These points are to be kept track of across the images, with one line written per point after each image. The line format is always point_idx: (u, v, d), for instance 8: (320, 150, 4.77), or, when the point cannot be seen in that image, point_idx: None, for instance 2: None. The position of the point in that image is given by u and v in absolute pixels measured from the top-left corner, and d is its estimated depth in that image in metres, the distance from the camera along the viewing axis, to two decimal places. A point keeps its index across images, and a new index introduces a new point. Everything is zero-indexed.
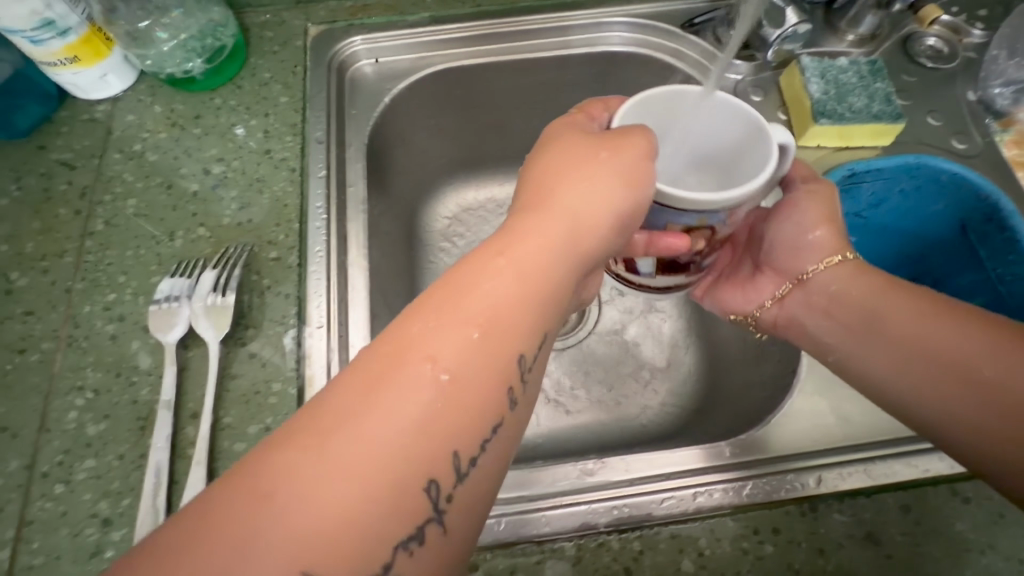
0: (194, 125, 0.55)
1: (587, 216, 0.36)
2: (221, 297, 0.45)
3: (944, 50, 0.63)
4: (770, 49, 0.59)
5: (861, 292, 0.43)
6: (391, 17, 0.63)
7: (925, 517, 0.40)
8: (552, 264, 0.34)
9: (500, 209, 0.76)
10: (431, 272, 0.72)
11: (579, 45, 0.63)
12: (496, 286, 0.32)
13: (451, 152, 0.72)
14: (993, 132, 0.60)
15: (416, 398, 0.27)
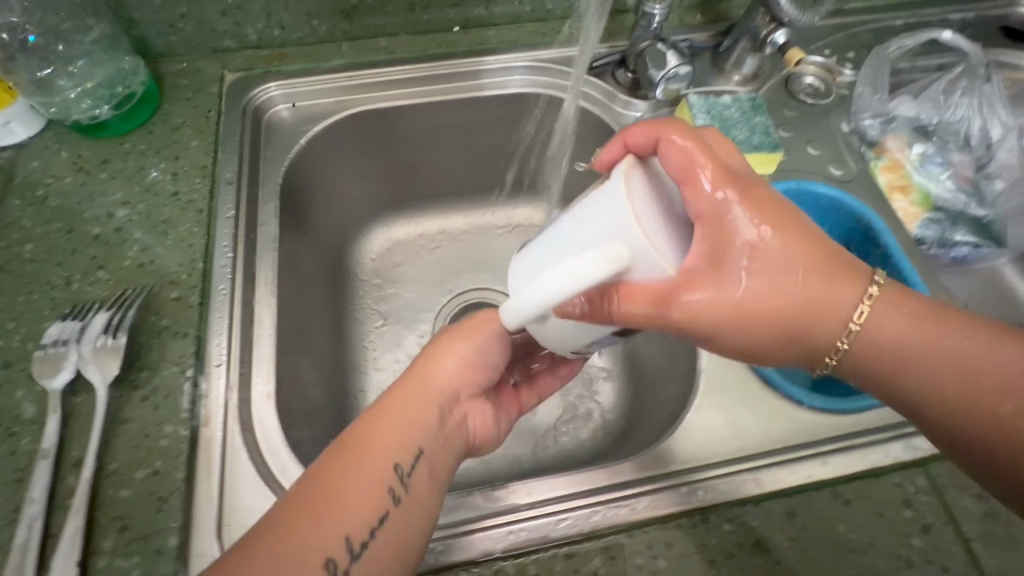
0: (101, 170, 0.56)
1: (448, 387, 0.43)
2: (113, 338, 0.44)
3: (821, 87, 0.70)
4: (658, 87, 0.63)
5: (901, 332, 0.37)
6: (307, 64, 0.65)
7: (810, 521, 0.42)
8: (416, 407, 0.41)
9: (431, 243, 0.78)
10: (358, 308, 0.72)
11: (487, 88, 0.67)
12: (390, 419, 0.40)
13: (376, 190, 0.74)
14: (869, 159, 0.66)
15: (337, 503, 0.35)
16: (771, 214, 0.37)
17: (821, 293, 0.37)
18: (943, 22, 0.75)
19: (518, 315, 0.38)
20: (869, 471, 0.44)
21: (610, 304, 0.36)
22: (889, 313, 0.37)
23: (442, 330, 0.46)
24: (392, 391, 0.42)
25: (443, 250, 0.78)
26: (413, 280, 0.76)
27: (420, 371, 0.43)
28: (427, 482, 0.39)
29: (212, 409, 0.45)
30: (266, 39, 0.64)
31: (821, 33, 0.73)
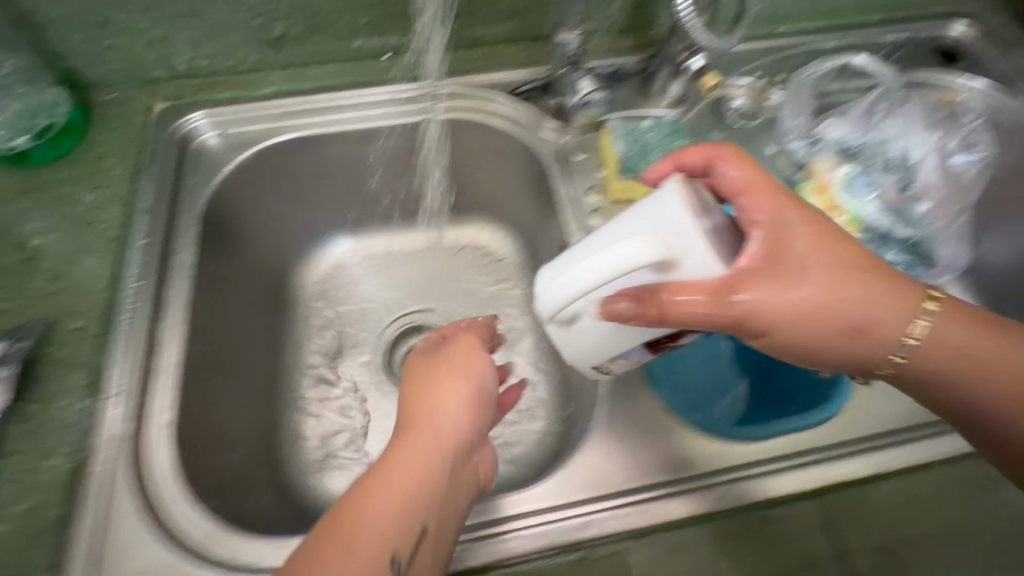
0: (21, 200, 0.57)
1: (452, 437, 0.42)
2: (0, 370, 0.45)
3: (749, 110, 0.71)
4: (575, 112, 0.64)
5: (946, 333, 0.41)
6: (237, 92, 0.66)
7: (676, 553, 0.45)
8: (436, 450, 0.41)
9: (378, 264, 0.78)
10: (292, 332, 0.72)
11: (397, 115, 0.68)
12: (394, 481, 0.39)
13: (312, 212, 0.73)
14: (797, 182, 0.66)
15: None
16: (822, 228, 0.40)
17: (879, 302, 0.40)
18: (876, 44, 0.76)
19: (562, 298, 0.41)
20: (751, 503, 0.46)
21: (668, 296, 0.37)
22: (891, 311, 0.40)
23: (436, 372, 0.46)
24: (396, 446, 0.41)
25: (393, 270, 0.78)
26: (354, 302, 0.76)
27: (424, 416, 0.43)
28: (435, 548, 0.38)
29: (104, 442, 0.45)
30: (195, 69, 0.65)
31: (752, 56, 0.74)
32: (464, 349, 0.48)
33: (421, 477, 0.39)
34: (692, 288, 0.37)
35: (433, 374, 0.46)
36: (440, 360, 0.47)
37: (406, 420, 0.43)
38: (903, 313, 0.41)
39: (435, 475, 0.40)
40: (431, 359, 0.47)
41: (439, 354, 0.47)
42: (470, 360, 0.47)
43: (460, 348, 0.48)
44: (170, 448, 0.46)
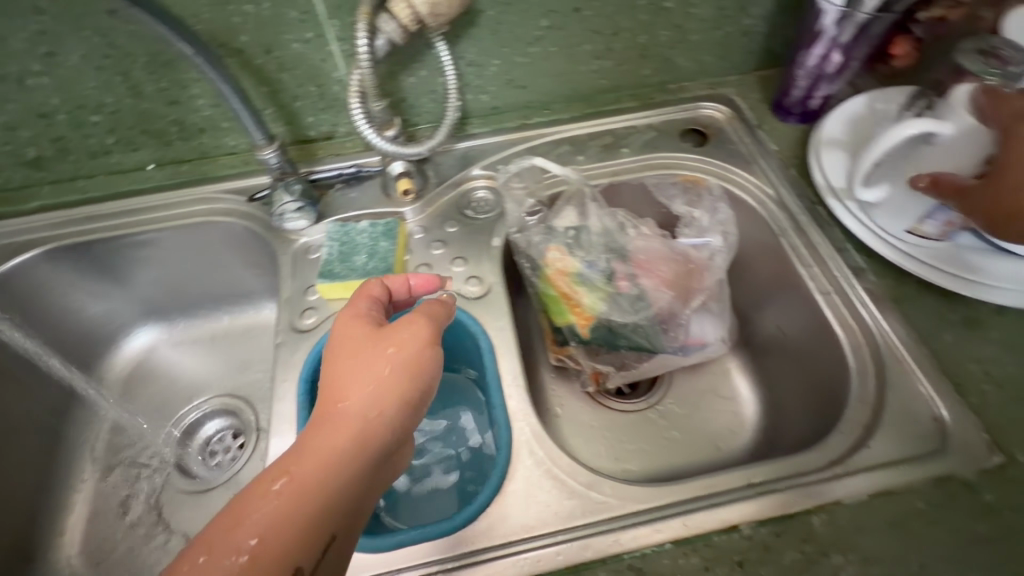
0: None
1: (383, 419, 0.43)
2: None
3: (490, 200, 0.74)
4: (282, 223, 0.69)
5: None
6: (7, 208, 0.73)
7: None
8: (361, 435, 0.42)
9: (184, 339, 0.87)
10: (85, 426, 0.80)
11: (152, 221, 0.74)
12: (317, 459, 0.40)
13: (119, 301, 0.82)
14: (532, 272, 0.70)
15: (228, 557, 0.35)
16: None
17: None
18: (628, 130, 0.79)
19: (864, 168, 0.61)
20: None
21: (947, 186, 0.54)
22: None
23: (373, 354, 0.46)
24: (337, 420, 0.43)
25: (197, 348, 0.86)
26: (158, 380, 0.84)
27: (364, 392, 0.44)
28: (349, 527, 0.40)
29: None
30: None
31: (503, 147, 0.77)
32: (408, 334, 0.48)
33: (346, 459, 0.41)
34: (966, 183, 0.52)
35: (370, 359, 0.46)
36: (379, 343, 0.47)
37: (334, 401, 0.44)
38: None
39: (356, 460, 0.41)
40: (371, 339, 0.47)
41: (380, 334, 0.48)
42: (413, 347, 0.47)
43: (402, 333, 0.48)
44: None
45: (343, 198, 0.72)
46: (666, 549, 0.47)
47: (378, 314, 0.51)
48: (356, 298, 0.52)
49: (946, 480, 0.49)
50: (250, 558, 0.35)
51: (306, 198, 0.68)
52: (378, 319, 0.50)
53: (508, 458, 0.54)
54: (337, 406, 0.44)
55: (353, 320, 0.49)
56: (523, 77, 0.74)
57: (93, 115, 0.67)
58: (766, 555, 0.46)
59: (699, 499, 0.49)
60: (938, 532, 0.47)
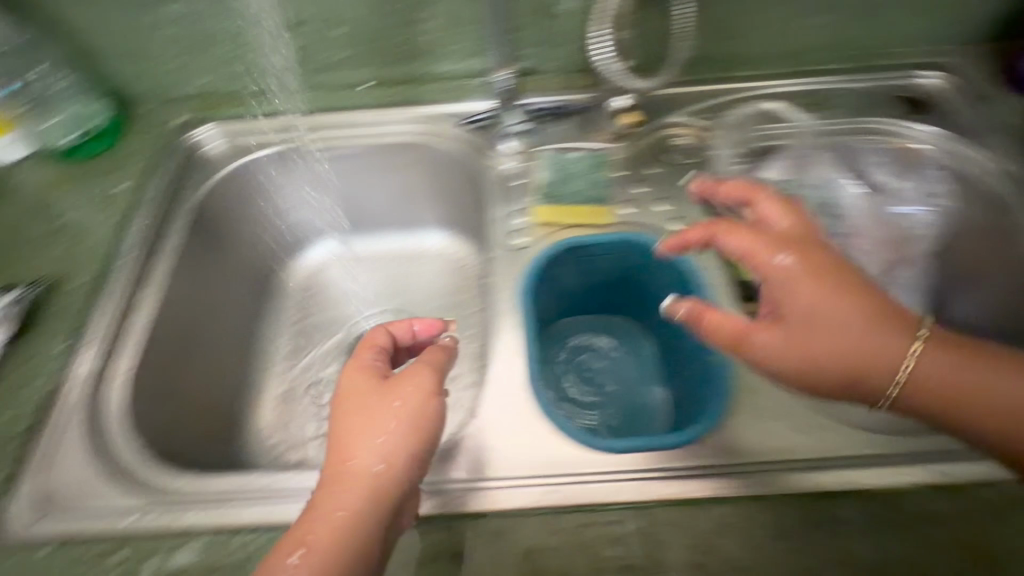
0: (67, 186, 0.73)
1: (389, 478, 0.43)
2: (14, 307, 0.59)
3: (691, 148, 0.73)
4: (505, 143, 0.74)
5: (852, 346, 0.47)
6: (241, 109, 0.79)
7: (522, 540, 0.46)
8: (359, 499, 0.42)
9: (360, 261, 0.90)
10: (272, 322, 0.84)
11: (368, 136, 0.79)
12: (327, 522, 0.41)
13: (310, 216, 0.87)
14: (728, 217, 0.69)
15: None
16: (812, 273, 0.49)
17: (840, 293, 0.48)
18: (838, 91, 0.76)
19: None
20: (576, 507, 0.48)
21: (705, 316, 0.52)
22: (842, 315, 0.47)
23: (380, 411, 0.46)
24: (339, 481, 0.43)
25: (370, 268, 0.90)
26: (334, 291, 0.88)
27: (368, 450, 0.44)
28: None
29: (78, 377, 0.57)
30: (213, 90, 0.79)
31: (705, 96, 0.77)
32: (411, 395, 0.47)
33: (358, 520, 0.41)
34: (726, 319, 0.51)
35: (376, 422, 0.45)
36: (363, 403, 0.47)
37: (347, 464, 0.44)
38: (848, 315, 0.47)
39: (343, 525, 0.41)
40: (371, 397, 0.47)
41: (383, 392, 0.47)
42: (382, 405, 0.46)
43: (398, 390, 0.47)
44: (119, 394, 0.57)
45: (548, 131, 0.74)
46: (920, 491, 0.47)
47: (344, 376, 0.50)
48: (362, 347, 0.52)
49: (902, 495, 0.47)
50: None
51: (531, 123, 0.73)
52: (384, 370, 0.50)
53: (733, 386, 0.54)
54: (336, 463, 0.44)
55: (354, 376, 0.49)
56: (744, 27, 0.73)
57: (340, 25, 0.72)
58: (829, 526, 0.45)
59: (943, 452, 0.49)
60: (951, 539, 0.44)
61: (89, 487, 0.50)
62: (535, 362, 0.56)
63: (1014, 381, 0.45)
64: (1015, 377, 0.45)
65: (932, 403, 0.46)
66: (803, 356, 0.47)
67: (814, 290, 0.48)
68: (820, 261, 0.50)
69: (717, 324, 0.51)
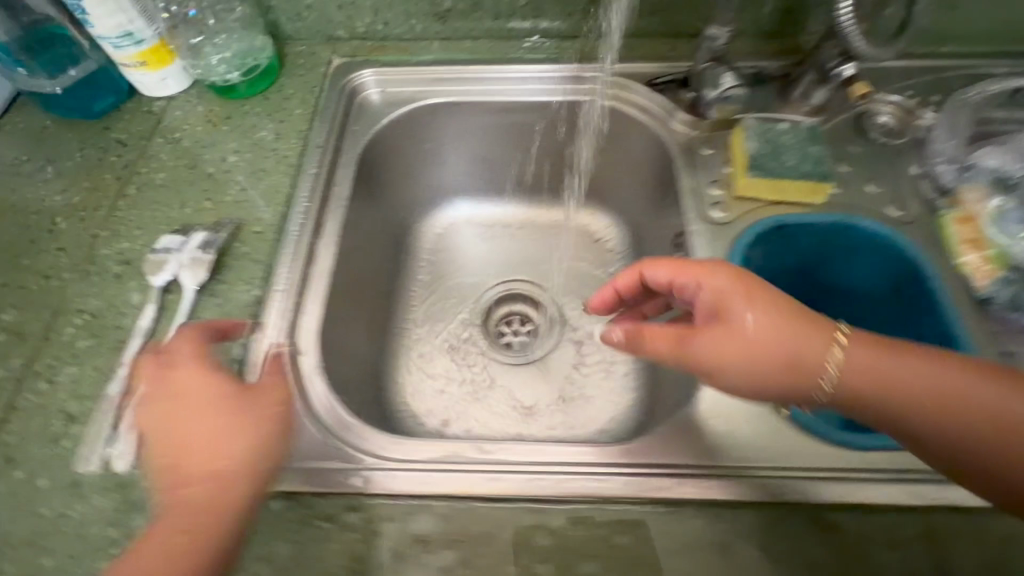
0: (225, 123, 0.68)
1: (263, 487, 0.43)
2: (204, 253, 0.55)
3: (895, 127, 0.68)
4: (711, 108, 0.66)
5: (749, 360, 0.41)
6: (401, 57, 0.75)
7: (786, 537, 0.43)
8: (214, 491, 0.42)
9: (499, 228, 0.85)
10: (412, 285, 0.82)
11: (537, 92, 0.73)
12: (197, 531, 0.40)
13: (450, 176, 0.82)
14: (938, 209, 0.61)
15: None
16: (753, 287, 0.42)
17: (755, 314, 0.41)
18: None
19: None
20: (840, 505, 0.44)
21: (642, 336, 0.46)
22: (722, 332, 0.42)
23: (225, 415, 0.45)
24: (192, 484, 0.42)
25: (509, 236, 0.85)
26: (470, 257, 0.85)
27: (199, 450, 0.44)
28: None
29: (273, 326, 0.54)
30: (371, 33, 0.74)
31: (909, 72, 0.70)
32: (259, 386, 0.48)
33: (196, 526, 0.40)
34: (660, 336, 0.45)
35: (213, 421, 0.44)
36: (160, 392, 0.45)
37: (187, 458, 0.43)
38: (748, 331, 0.41)
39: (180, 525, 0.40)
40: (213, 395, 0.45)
41: (205, 393, 0.45)
42: (223, 400, 0.45)
43: (250, 397, 0.46)
44: (314, 347, 0.54)
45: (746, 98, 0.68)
46: None
47: (141, 369, 0.48)
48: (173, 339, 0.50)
49: (1000, 515, 0.43)
50: None
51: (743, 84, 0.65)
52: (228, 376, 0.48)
53: None
54: (190, 468, 0.43)
55: (189, 373, 0.45)
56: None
57: None
58: None
59: None
60: (984, 558, 0.42)
61: (307, 437, 0.49)
62: None
63: (947, 374, 0.39)
64: (940, 368, 0.39)
65: (975, 438, 0.38)
66: (735, 366, 0.41)
67: (747, 302, 0.42)
68: (755, 284, 0.42)
69: (657, 340, 0.45)
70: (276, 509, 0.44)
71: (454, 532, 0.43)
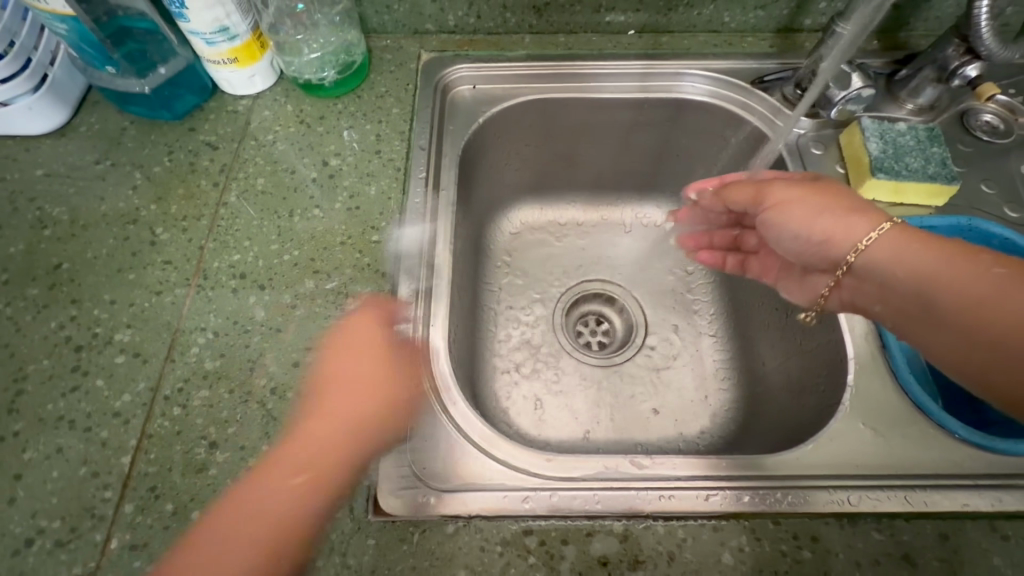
0: (319, 124, 0.64)
1: (380, 407, 0.48)
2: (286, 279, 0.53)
3: (1000, 126, 0.67)
4: (834, 108, 0.64)
5: (806, 215, 0.47)
6: (493, 52, 0.72)
7: (964, 547, 0.42)
8: (347, 451, 0.45)
9: (581, 229, 0.83)
10: (494, 288, 0.77)
11: (635, 90, 0.71)
12: (322, 423, 0.46)
13: (530, 173, 0.79)
14: None
15: (252, 507, 0.42)
16: (836, 190, 0.47)
17: (825, 196, 0.46)
18: None
19: None
20: (1007, 514, 0.44)
21: (725, 191, 0.55)
22: (791, 188, 0.48)
23: (372, 353, 0.50)
24: (337, 391, 0.48)
25: (593, 236, 0.82)
26: (554, 258, 0.81)
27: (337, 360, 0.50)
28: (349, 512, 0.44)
29: (406, 337, 0.52)
30: (462, 26, 0.71)
31: (1010, 70, 0.70)
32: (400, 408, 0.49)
33: (337, 422, 0.46)
34: (740, 191, 0.53)
35: (365, 360, 0.50)
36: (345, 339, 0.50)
37: (344, 380, 0.49)
38: (826, 217, 0.45)
39: (310, 429, 0.46)
40: (377, 385, 0.49)
41: (376, 343, 0.50)
42: (374, 348, 0.50)
43: (403, 352, 0.52)
44: (448, 362, 0.52)
45: None
46: None
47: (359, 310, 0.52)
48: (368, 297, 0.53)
49: None
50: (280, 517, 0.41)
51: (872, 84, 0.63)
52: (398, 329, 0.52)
53: None
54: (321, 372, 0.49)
55: (369, 323, 0.51)
56: None
57: None
58: None
59: None
60: None
61: (459, 452, 0.48)
62: (900, 352, 0.52)
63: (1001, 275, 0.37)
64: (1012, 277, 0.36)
65: (962, 335, 0.38)
66: (801, 223, 0.47)
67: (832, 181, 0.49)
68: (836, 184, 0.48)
69: (735, 194, 0.54)
70: (447, 533, 0.43)
71: (634, 554, 0.42)
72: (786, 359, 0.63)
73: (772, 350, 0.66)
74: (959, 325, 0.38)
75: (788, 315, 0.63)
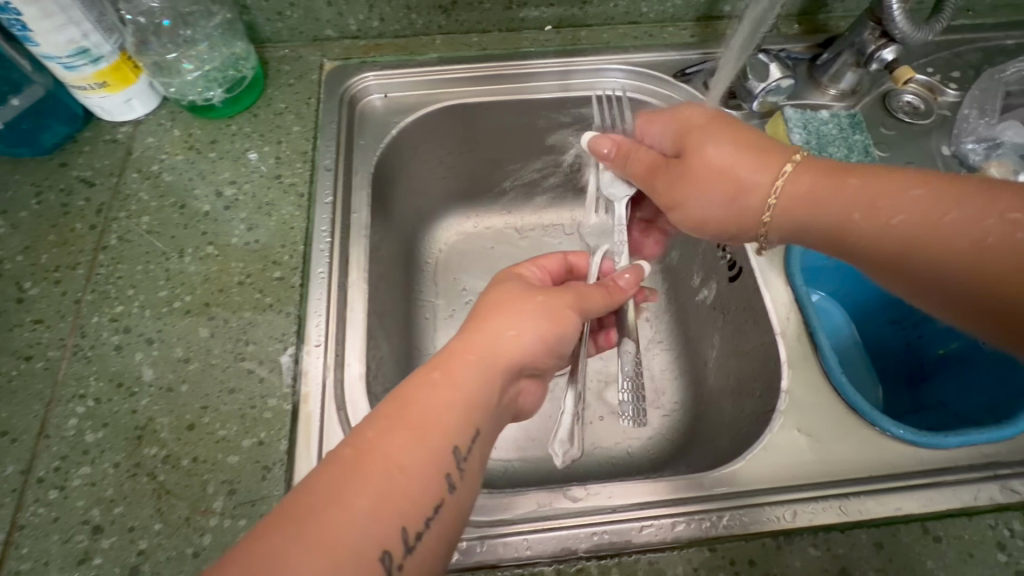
0: (211, 150, 0.59)
1: (506, 349, 0.40)
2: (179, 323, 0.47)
3: (921, 106, 0.67)
4: (756, 100, 0.62)
5: (718, 169, 0.46)
6: (403, 56, 0.67)
7: (899, 553, 0.42)
8: (460, 403, 0.35)
9: (517, 237, 0.79)
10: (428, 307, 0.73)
11: (556, 88, 0.67)
12: (442, 377, 0.36)
13: (457, 181, 0.75)
14: None
15: (385, 468, 0.30)
16: (735, 138, 0.46)
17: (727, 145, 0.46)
18: None
19: None
20: (940, 513, 0.43)
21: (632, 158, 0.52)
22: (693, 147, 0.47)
23: (521, 304, 0.43)
24: (452, 347, 0.39)
25: (530, 243, 0.79)
26: (490, 268, 0.77)
27: (486, 312, 0.43)
28: (478, 472, 0.35)
29: (316, 384, 0.48)
30: (365, 30, 0.66)
31: (926, 49, 0.70)
32: (563, 344, 0.45)
33: (470, 374, 0.37)
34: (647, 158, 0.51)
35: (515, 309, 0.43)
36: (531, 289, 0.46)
37: (485, 333, 0.41)
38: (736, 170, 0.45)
39: (460, 391, 0.36)
40: (528, 328, 0.42)
41: (522, 296, 0.44)
42: (516, 301, 0.44)
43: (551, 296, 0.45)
44: (367, 403, 0.49)
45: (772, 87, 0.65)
46: None
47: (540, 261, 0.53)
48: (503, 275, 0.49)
49: None
50: (401, 473, 0.31)
51: (791, 72, 0.61)
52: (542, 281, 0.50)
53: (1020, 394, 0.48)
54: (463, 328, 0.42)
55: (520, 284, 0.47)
56: None
57: None
58: None
59: None
60: None
61: None
62: (831, 351, 0.51)
63: (958, 212, 0.36)
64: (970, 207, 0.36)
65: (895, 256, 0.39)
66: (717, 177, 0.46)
67: (715, 144, 0.46)
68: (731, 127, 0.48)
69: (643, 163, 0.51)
70: None
71: None
72: (725, 359, 0.62)
73: (712, 350, 0.65)
74: (890, 249, 0.39)
75: (726, 315, 0.62)
